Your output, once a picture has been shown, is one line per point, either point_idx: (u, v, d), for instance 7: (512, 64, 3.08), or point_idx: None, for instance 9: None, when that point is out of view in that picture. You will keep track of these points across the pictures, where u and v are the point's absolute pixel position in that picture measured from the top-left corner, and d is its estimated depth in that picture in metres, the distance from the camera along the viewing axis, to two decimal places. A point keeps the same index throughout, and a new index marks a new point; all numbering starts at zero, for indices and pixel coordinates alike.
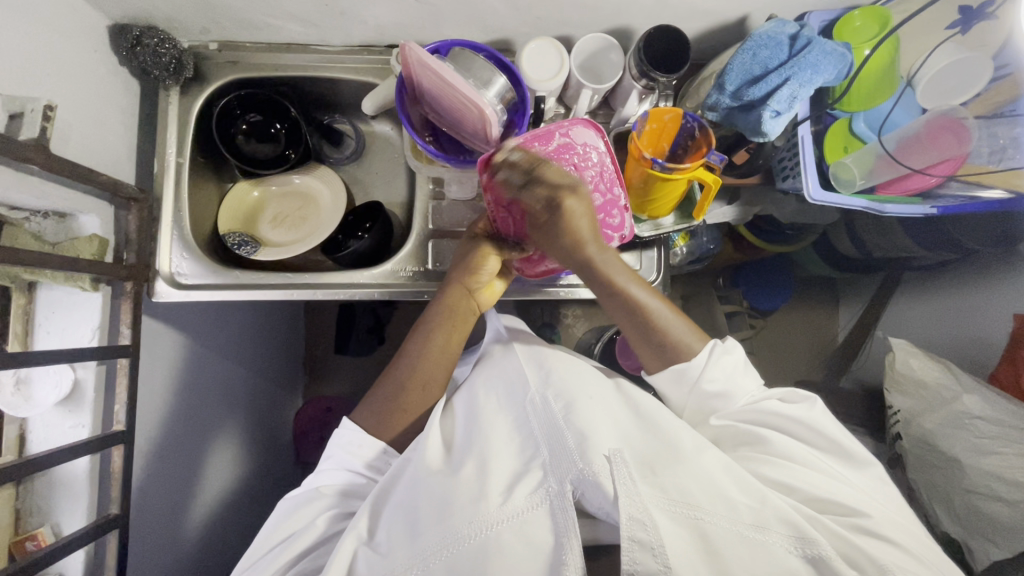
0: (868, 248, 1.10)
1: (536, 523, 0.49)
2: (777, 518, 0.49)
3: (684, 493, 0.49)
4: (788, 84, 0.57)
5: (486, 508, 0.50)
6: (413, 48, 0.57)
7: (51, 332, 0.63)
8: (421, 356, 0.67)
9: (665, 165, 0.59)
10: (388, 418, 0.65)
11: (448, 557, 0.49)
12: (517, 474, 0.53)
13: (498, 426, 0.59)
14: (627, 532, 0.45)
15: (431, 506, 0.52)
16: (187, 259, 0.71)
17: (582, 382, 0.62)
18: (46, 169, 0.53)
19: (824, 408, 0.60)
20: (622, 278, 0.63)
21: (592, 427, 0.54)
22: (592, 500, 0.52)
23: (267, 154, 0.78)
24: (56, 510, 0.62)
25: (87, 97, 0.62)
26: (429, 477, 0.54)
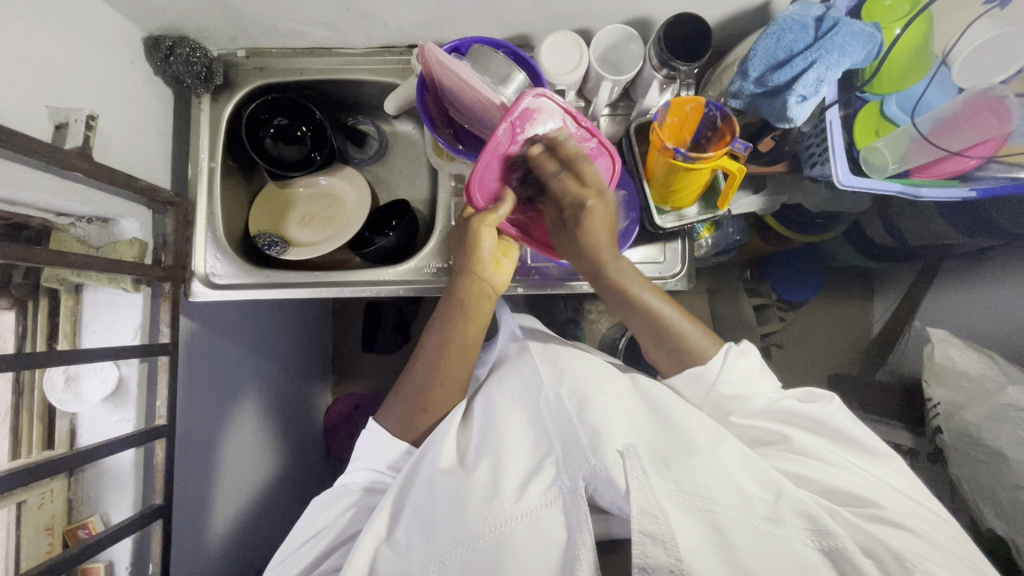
0: (903, 236, 1.06)
1: (548, 520, 0.50)
2: (794, 510, 0.48)
3: (697, 487, 0.49)
4: (814, 67, 0.55)
5: (500, 504, 0.51)
6: (431, 49, 0.58)
7: (98, 332, 0.66)
8: (439, 352, 0.66)
9: (688, 155, 0.58)
10: (411, 420, 0.65)
11: (465, 553, 0.50)
12: (531, 470, 0.54)
13: (512, 424, 0.60)
14: (638, 525, 0.46)
15: (446, 504, 0.53)
16: (221, 260, 0.74)
17: (595, 379, 0.62)
18: (90, 176, 0.56)
19: (842, 407, 0.59)
20: (637, 287, 0.64)
21: (605, 423, 0.55)
22: (604, 495, 0.52)
23: (293, 157, 0.80)
24: (104, 501, 0.66)
25: (125, 107, 0.65)
26: (443, 475, 0.56)
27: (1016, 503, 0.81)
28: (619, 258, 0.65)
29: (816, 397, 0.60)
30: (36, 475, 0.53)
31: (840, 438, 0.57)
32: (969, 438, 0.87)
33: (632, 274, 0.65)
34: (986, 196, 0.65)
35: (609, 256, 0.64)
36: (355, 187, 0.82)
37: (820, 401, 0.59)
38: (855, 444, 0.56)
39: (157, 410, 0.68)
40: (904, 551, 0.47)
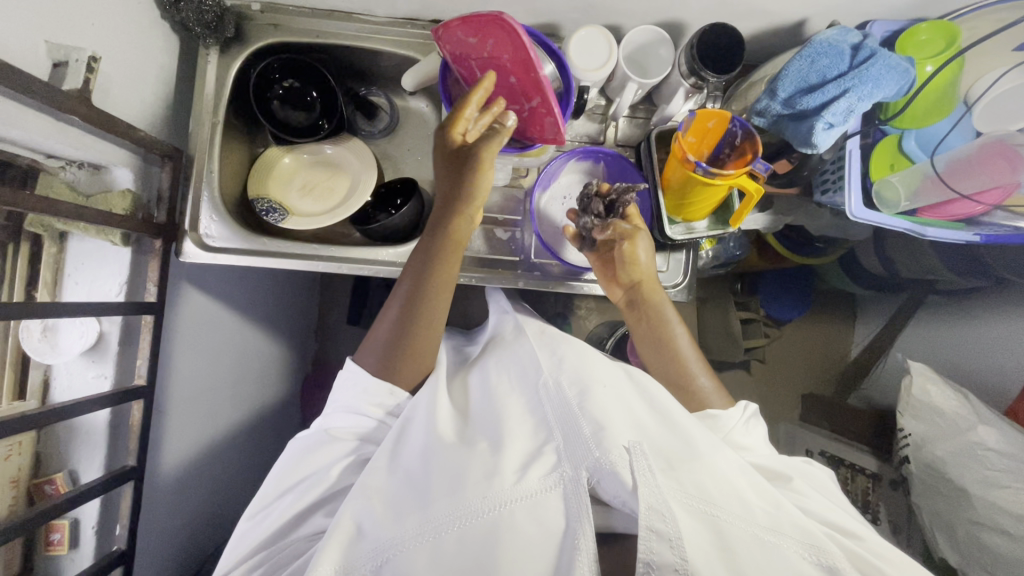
0: (895, 267, 1.10)
1: (547, 504, 0.50)
2: (793, 526, 0.49)
3: (701, 490, 0.48)
4: (846, 96, 0.53)
5: (499, 485, 0.51)
6: (460, 28, 0.53)
7: (80, 284, 0.64)
8: (413, 299, 0.65)
9: (708, 169, 0.57)
10: (393, 361, 0.65)
11: (461, 529, 0.50)
12: (531, 454, 0.54)
13: (511, 407, 0.60)
14: (645, 521, 0.45)
15: (445, 480, 0.53)
16: (216, 221, 0.70)
17: (595, 370, 0.61)
18: (88, 121, 0.53)
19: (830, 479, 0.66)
20: (669, 318, 0.68)
21: (608, 417, 0.54)
22: (608, 488, 0.51)
23: (300, 122, 0.77)
24: (74, 457, 0.64)
25: (126, 48, 0.61)
26: (445, 450, 0.57)
27: (973, 538, 0.84)
28: (658, 295, 0.69)
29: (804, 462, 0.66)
30: (11, 427, 0.51)
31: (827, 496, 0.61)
32: (934, 471, 0.90)
33: (669, 311, 0.69)
34: (990, 242, 0.67)
35: (654, 293, 0.68)
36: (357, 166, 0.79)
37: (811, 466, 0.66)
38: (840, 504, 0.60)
39: (136, 369, 0.66)
40: None
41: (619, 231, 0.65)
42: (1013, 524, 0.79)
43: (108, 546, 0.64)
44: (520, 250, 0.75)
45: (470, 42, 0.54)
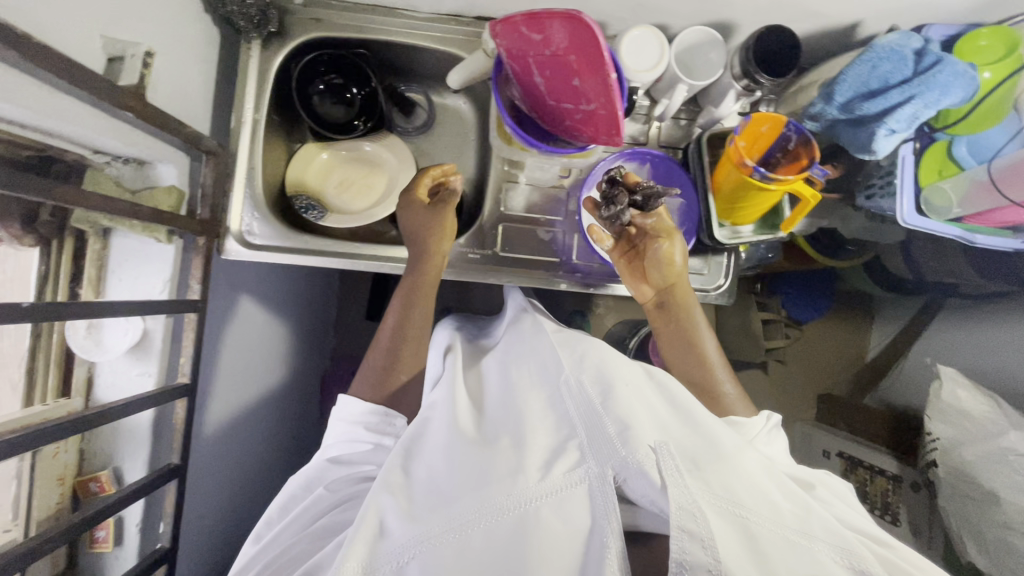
0: (921, 271, 1.10)
1: (573, 502, 0.47)
2: (824, 529, 0.46)
3: (730, 492, 0.46)
4: (912, 103, 0.53)
5: (524, 482, 0.48)
6: (529, 19, 0.53)
7: (123, 281, 0.64)
8: (401, 322, 0.69)
9: (766, 175, 0.57)
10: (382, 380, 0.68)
11: (485, 528, 0.47)
12: (554, 450, 0.51)
13: (532, 402, 0.57)
14: (677, 521, 0.43)
15: (467, 477, 0.51)
16: (258, 219, 0.70)
17: (617, 368, 0.58)
18: (142, 118, 0.52)
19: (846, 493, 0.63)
20: (697, 320, 0.67)
21: (633, 415, 0.51)
22: (635, 488, 0.48)
23: (339, 118, 0.76)
24: (118, 455, 0.64)
25: (172, 43, 0.60)
26: (464, 449, 0.54)
27: (1001, 543, 0.85)
28: (691, 306, 0.68)
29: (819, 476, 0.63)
30: (68, 428, 0.50)
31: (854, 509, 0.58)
32: (962, 475, 0.91)
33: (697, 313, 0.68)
34: None
35: (688, 302, 0.68)
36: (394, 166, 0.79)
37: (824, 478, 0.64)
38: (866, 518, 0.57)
39: (179, 367, 0.65)
40: None
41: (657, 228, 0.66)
42: None
43: (152, 544, 0.64)
44: (563, 251, 0.74)
45: (535, 38, 0.54)
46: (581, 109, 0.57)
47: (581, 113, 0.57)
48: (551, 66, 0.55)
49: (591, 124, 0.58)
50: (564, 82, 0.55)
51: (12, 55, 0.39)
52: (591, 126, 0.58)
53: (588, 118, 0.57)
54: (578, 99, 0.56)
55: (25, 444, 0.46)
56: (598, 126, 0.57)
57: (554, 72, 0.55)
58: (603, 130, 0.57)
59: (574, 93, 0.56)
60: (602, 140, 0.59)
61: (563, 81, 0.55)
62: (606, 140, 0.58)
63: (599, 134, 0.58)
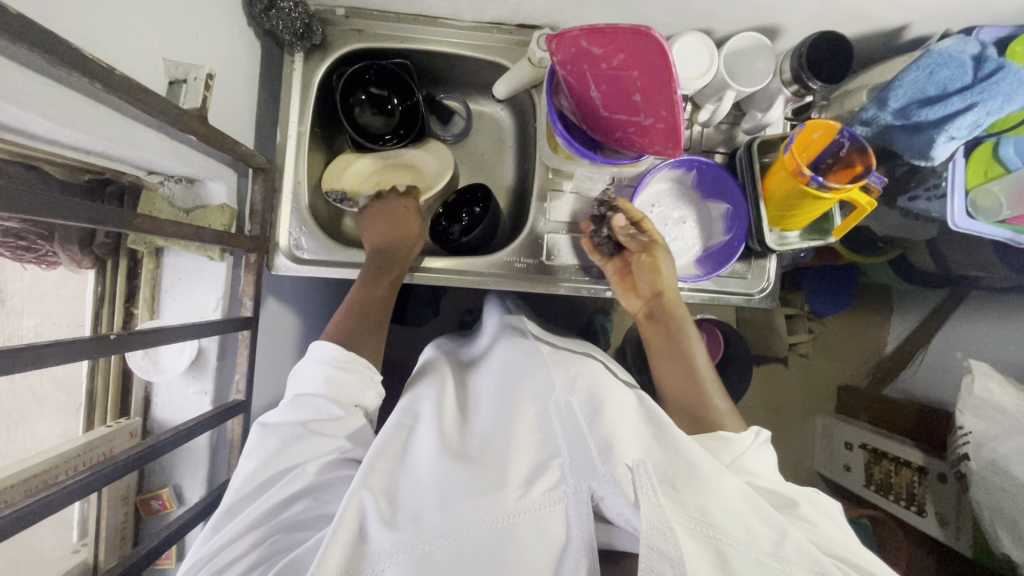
0: (948, 265, 1.11)
1: (549, 520, 0.46)
2: (800, 554, 0.43)
3: (706, 514, 0.44)
4: (973, 111, 0.53)
5: (502, 499, 0.46)
6: (593, 33, 0.52)
7: (177, 299, 0.63)
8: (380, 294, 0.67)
9: (823, 184, 0.57)
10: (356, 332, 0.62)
11: (457, 544, 0.43)
12: (535, 468, 0.49)
13: (520, 421, 0.55)
14: (645, 539, 0.41)
15: (444, 488, 0.47)
16: (305, 234, 0.69)
17: (607, 393, 0.59)
18: (204, 139, 0.52)
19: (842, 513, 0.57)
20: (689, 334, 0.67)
21: (617, 436, 0.50)
22: (611, 507, 0.46)
23: (379, 128, 0.75)
24: (176, 473, 0.64)
25: (221, 59, 0.60)
26: (445, 460, 0.51)
27: None
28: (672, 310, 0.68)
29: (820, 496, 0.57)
30: (146, 456, 0.49)
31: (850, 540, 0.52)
32: (997, 469, 0.92)
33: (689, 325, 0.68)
34: None
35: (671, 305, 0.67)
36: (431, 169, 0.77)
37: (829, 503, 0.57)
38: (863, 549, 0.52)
39: (233, 385, 0.65)
40: None
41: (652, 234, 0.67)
42: None
43: None
44: None
45: (598, 52, 0.53)
46: (639, 122, 0.57)
47: (640, 126, 0.57)
48: (610, 80, 0.55)
49: (648, 137, 0.57)
50: (623, 97, 0.55)
51: (94, 86, 0.39)
52: (647, 138, 0.58)
53: (645, 130, 0.57)
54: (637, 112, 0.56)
55: (107, 478, 0.45)
56: (658, 139, 0.57)
57: (614, 86, 0.55)
58: (663, 142, 0.57)
59: (633, 107, 0.55)
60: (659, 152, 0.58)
61: (622, 94, 0.55)
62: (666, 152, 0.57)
63: (654, 146, 0.58)
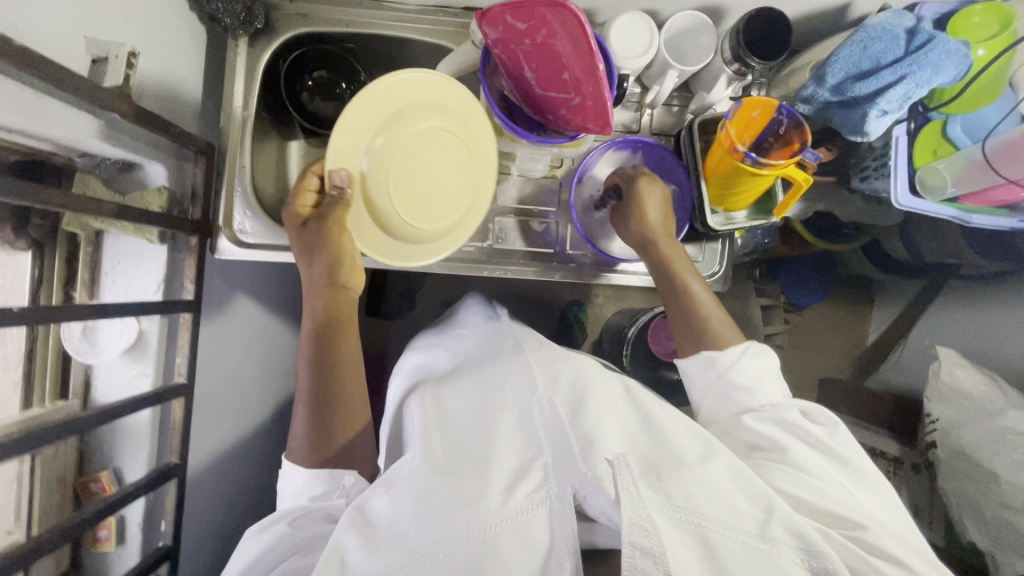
0: (921, 253, 1.10)
1: (534, 524, 0.49)
2: (785, 530, 0.47)
3: (689, 501, 0.48)
4: (902, 83, 0.53)
5: (485, 509, 0.49)
6: (513, 6, 0.52)
7: (117, 283, 0.64)
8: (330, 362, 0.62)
9: (756, 160, 0.56)
10: (326, 441, 0.60)
11: (446, 557, 0.47)
12: (517, 471, 0.52)
13: (503, 423, 0.58)
14: (627, 537, 0.44)
15: (433, 501, 0.50)
16: (250, 217, 0.68)
17: (591, 386, 0.62)
18: (129, 118, 0.52)
19: (846, 434, 0.59)
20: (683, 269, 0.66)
21: (598, 432, 0.54)
22: (593, 504, 0.50)
23: (329, 114, 0.75)
24: (118, 455, 0.65)
25: (157, 43, 0.60)
26: (430, 475, 0.53)
27: (1002, 521, 0.85)
28: (675, 250, 0.66)
29: (822, 419, 0.60)
30: (85, 424, 0.53)
31: (838, 465, 0.57)
32: (963, 456, 0.91)
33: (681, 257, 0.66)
34: None
35: (672, 250, 0.66)
36: (366, 155, 0.62)
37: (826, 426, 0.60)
38: (853, 474, 0.56)
39: (175, 368, 0.65)
40: None
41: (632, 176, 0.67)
42: None
43: (152, 542, 0.65)
44: (556, 242, 0.74)
45: (520, 27, 0.53)
46: (571, 100, 0.56)
47: (571, 103, 0.57)
48: (537, 55, 0.54)
49: (580, 114, 0.57)
50: (551, 73, 0.55)
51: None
52: (581, 115, 0.57)
53: (577, 107, 0.57)
54: (567, 89, 0.55)
55: (45, 437, 0.48)
56: (589, 115, 0.57)
57: (541, 61, 0.55)
58: (595, 118, 0.57)
59: (561, 83, 0.55)
60: (593, 129, 0.58)
61: (549, 70, 0.55)
62: (599, 129, 0.57)
63: (588, 123, 0.57)
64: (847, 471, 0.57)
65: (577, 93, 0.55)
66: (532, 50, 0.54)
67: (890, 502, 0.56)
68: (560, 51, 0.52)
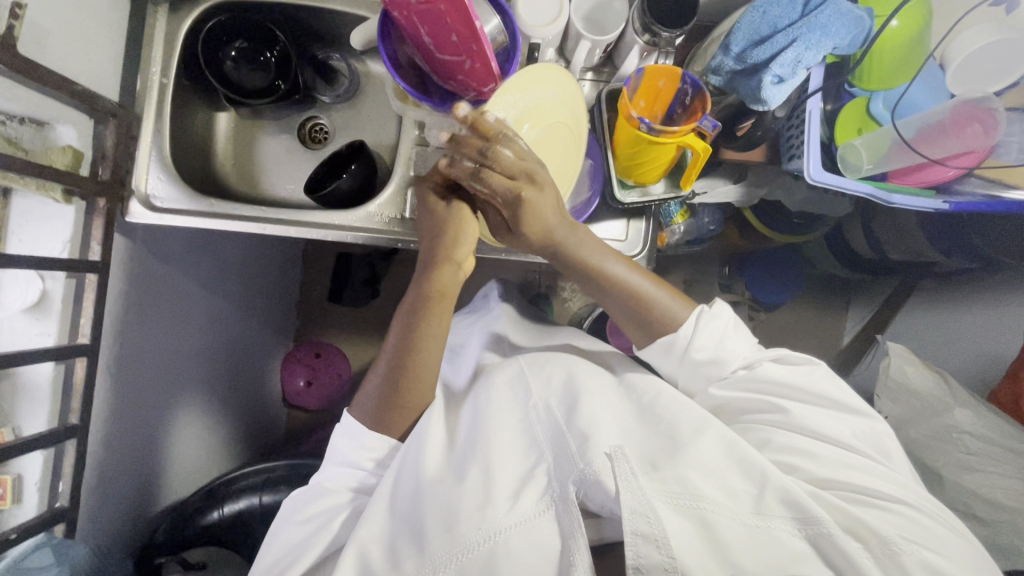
0: (883, 250, 1.07)
1: (542, 526, 0.53)
2: (781, 503, 0.51)
3: (688, 488, 0.52)
4: (793, 45, 0.53)
5: (493, 513, 0.54)
6: None
7: (24, 241, 0.62)
8: (412, 346, 0.64)
9: (652, 126, 0.55)
10: (384, 424, 0.65)
11: (458, 565, 0.52)
12: (522, 478, 0.56)
13: (503, 428, 0.62)
14: (631, 527, 0.48)
15: (437, 516, 0.55)
16: (163, 180, 0.70)
17: (583, 380, 0.65)
18: (13, 69, 0.52)
19: (827, 371, 0.62)
20: (602, 259, 0.64)
21: (594, 427, 0.57)
22: (595, 500, 0.54)
23: (258, 84, 0.75)
24: (17, 414, 0.64)
25: (65, 3, 0.60)
26: (433, 485, 0.57)
27: None
28: (576, 232, 0.63)
29: (801, 361, 0.63)
30: None
31: (822, 403, 0.60)
32: (907, 455, 0.88)
33: (593, 245, 0.64)
34: (959, 211, 0.63)
35: (561, 234, 0.63)
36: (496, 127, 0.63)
37: (805, 365, 0.62)
38: (837, 407, 0.60)
39: (80, 327, 0.66)
40: (892, 537, 0.50)
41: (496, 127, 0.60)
42: (986, 511, 0.79)
43: (52, 502, 0.65)
44: None
45: None
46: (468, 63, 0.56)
47: (468, 65, 0.57)
48: (425, 16, 0.53)
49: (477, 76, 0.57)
50: (441, 34, 0.54)
51: None
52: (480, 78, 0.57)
53: (472, 69, 0.57)
54: (460, 50, 0.55)
55: None
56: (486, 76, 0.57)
57: (430, 22, 0.54)
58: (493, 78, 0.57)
59: (453, 44, 0.55)
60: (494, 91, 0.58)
61: (438, 31, 0.54)
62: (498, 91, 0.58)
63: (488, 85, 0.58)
64: (831, 406, 0.60)
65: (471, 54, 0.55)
66: (418, 10, 0.53)
67: (874, 434, 0.59)
68: (445, 10, 0.51)
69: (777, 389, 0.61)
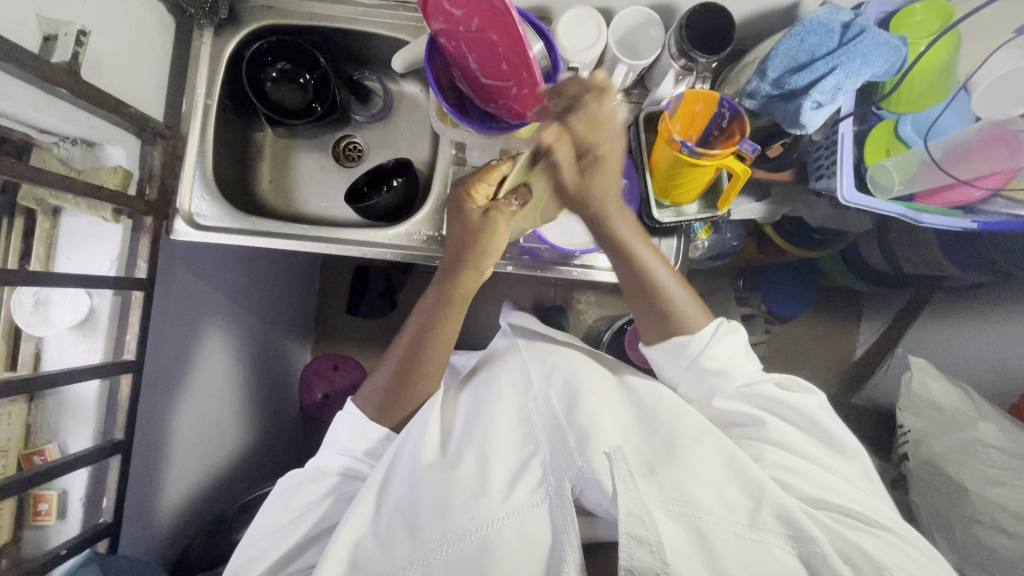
0: (899, 264, 1.09)
1: (535, 521, 0.54)
2: (774, 517, 0.52)
3: (681, 492, 0.53)
4: (834, 73, 0.55)
5: (487, 505, 0.54)
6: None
7: (71, 259, 0.64)
8: (416, 343, 0.65)
9: (695, 149, 0.57)
10: (388, 409, 0.66)
11: (447, 554, 0.53)
12: (517, 469, 0.58)
13: (500, 420, 0.63)
14: (626, 529, 0.49)
15: (431, 503, 0.55)
16: (207, 201, 0.72)
17: (583, 378, 0.66)
18: (77, 95, 0.54)
19: (824, 402, 0.63)
20: (634, 242, 0.61)
21: (593, 424, 0.59)
22: (590, 497, 0.55)
23: (295, 103, 0.77)
24: (63, 429, 0.65)
25: (120, 28, 0.62)
26: (427, 471, 0.58)
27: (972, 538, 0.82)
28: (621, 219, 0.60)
29: (799, 387, 0.64)
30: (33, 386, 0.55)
31: (816, 432, 0.62)
32: (933, 468, 0.89)
33: (628, 225, 0.61)
34: (987, 229, 0.64)
35: (614, 208, 0.59)
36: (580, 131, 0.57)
37: (804, 393, 0.63)
38: (828, 442, 0.61)
39: (126, 344, 0.66)
40: (885, 563, 0.52)
41: (584, 89, 0.53)
42: (1012, 523, 0.78)
43: (95, 518, 0.66)
44: None
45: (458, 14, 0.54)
46: (512, 89, 0.58)
47: (512, 90, 0.59)
48: (476, 43, 0.56)
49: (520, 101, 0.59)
50: (489, 61, 0.57)
51: None
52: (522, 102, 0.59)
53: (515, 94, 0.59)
54: (506, 75, 0.57)
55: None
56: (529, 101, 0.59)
57: (480, 49, 0.56)
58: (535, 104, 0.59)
59: (499, 70, 0.57)
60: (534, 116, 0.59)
61: (487, 57, 0.57)
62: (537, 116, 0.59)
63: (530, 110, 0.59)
64: (823, 437, 0.62)
65: (516, 80, 0.57)
66: (471, 37, 0.56)
67: (860, 469, 0.61)
68: (495, 38, 0.54)
69: (772, 408, 0.63)
